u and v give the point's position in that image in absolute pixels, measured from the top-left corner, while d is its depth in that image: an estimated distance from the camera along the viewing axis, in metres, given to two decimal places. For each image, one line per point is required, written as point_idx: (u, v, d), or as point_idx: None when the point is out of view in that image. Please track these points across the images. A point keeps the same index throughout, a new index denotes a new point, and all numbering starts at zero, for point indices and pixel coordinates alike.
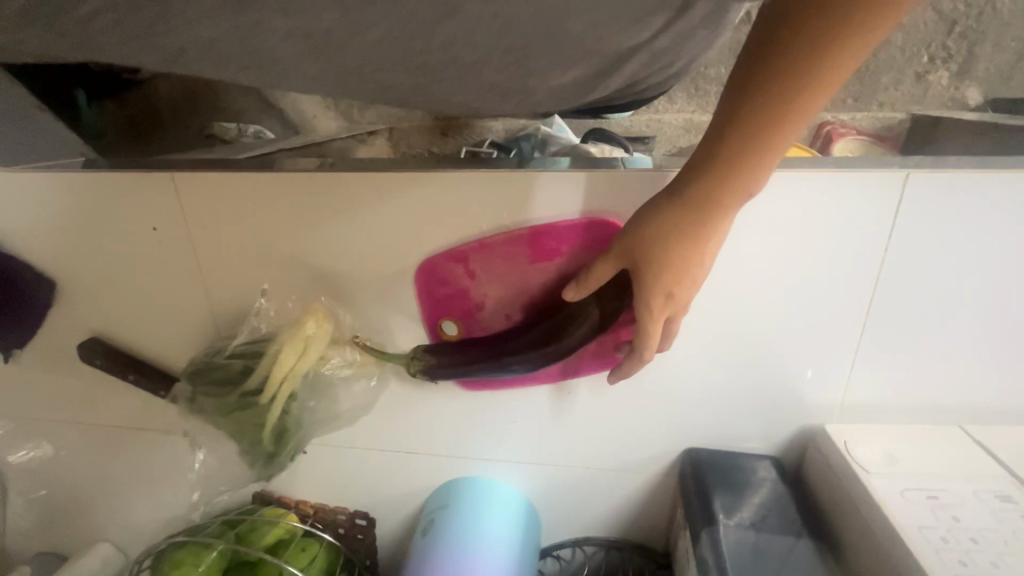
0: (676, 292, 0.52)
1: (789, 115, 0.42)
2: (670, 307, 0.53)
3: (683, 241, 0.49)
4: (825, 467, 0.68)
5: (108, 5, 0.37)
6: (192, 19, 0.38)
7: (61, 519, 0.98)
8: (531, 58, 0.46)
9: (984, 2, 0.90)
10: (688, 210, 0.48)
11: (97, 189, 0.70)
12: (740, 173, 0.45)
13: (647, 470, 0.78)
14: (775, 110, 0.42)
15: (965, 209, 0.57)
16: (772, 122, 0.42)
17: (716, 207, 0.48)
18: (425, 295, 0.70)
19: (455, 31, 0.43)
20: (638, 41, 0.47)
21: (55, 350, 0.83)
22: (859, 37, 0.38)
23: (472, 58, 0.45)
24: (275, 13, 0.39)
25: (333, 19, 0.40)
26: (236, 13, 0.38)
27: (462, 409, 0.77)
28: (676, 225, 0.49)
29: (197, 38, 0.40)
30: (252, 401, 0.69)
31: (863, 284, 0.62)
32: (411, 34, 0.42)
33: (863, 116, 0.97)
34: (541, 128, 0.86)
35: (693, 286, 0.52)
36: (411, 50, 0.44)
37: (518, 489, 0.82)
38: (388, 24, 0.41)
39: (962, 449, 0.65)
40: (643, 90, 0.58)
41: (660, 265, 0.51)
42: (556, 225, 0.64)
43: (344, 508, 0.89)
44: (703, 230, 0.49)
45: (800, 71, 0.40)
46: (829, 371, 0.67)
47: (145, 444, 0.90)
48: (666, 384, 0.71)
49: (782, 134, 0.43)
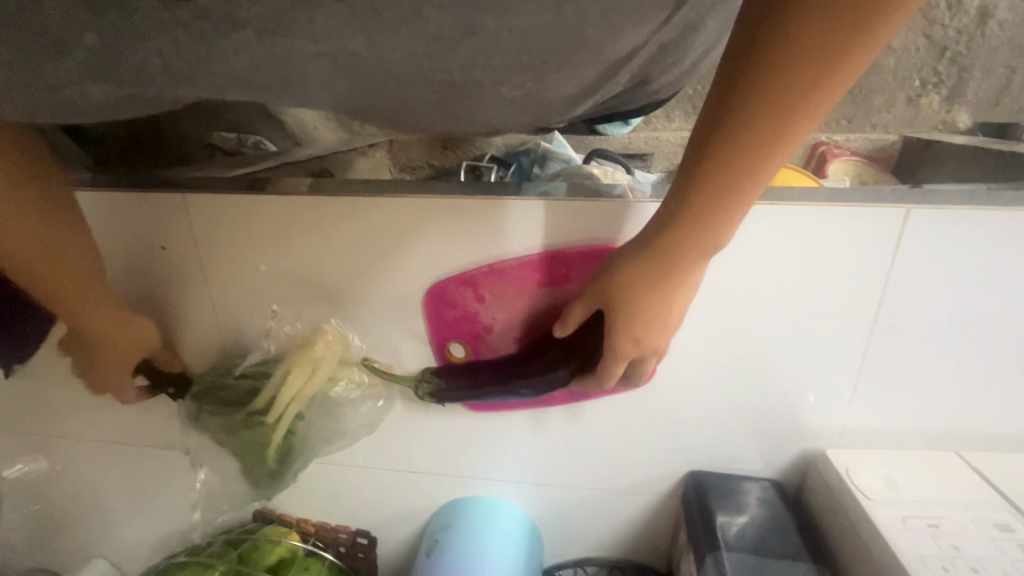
0: (643, 336, 0.54)
1: (739, 179, 0.43)
2: (638, 352, 0.55)
3: (653, 293, 0.51)
4: (827, 491, 0.69)
5: (158, 48, 0.37)
6: (232, 53, 0.37)
7: (58, 537, 0.97)
8: (547, 71, 0.46)
9: (974, 29, 0.93)
10: (653, 262, 0.50)
11: (104, 208, 0.70)
12: (703, 235, 0.47)
13: (650, 491, 0.79)
14: (726, 173, 0.43)
15: (964, 242, 0.59)
16: (730, 188, 0.43)
17: (681, 264, 0.49)
18: (435, 318, 0.70)
19: (479, 48, 0.41)
20: (644, 39, 0.49)
21: (56, 364, 0.83)
22: (807, 112, 0.39)
23: (491, 78, 0.44)
24: (308, 44, 0.37)
25: (359, 45, 0.38)
26: (271, 47, 0.37)
27: (467, 431, 0.78)
28: (645, 278, 0.51)
29: (236, 72, 0.39)
30: (258, 421, 0.69)
31: (864, 313, 0.63)
32: (433, 55, 0.40)
33: (857, 137, 1.00)
34: (541, 145, 0.93)
35: (664, 331, 0.54)
36: (434, 72, 0.42)
37: (521, 509, 0.83)
38: (407, 49, 0.40)
39: (959, 474, 0.66)
40: (654, 87, 0.61)
41: (635, 313, 0.52)
42: (566, 251, 0.65)
43: (345, 526, 0.89)
44: (665, 282, 0.50)
45: (753, 143, 0.41)
46: (830, 397, 0.68)
47: (144, 459, 0.89)
48: (669, 406, 0.72)
49: (735, 196, 0.44)
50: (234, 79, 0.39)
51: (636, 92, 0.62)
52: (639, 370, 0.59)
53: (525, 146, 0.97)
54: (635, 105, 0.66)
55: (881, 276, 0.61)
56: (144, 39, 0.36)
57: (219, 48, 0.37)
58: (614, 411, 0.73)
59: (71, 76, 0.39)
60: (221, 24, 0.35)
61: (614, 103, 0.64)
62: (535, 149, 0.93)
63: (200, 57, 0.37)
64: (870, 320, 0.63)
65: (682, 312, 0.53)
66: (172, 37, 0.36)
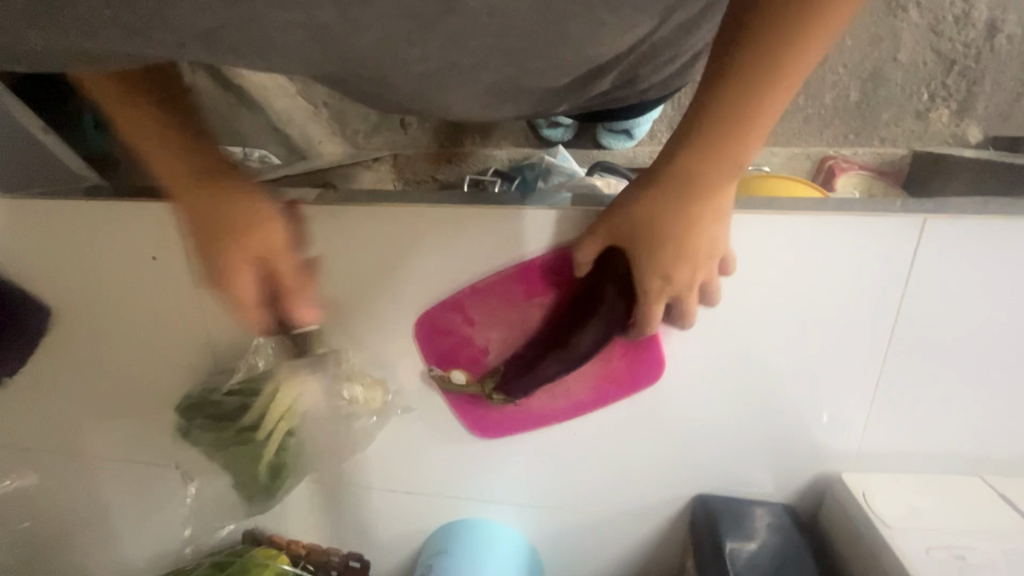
0: (675, 273, 0.52)
1: (767, 91, 0.44)
2: (671, 283, 0.53)
3: (680, 210, 0.50)
4: (846, 520, 0.65)
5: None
6: (190, 10, 0.36)
7: (43, 554, 0.94)
8: (522, 47, 0.43)
9: (982, 43, 0.93)
10: (677, 190, 0.50)
11: (90, 218, 0.69)
12: (732, 143, 0.46)
13: (656, 517, 0.75)
14: (755, 84, 0.44)
15: (985, 254, 0.56)
16: (755, 94, 0.44)
17: (707, 178, 0.48)
18: (430, 345, 0.69)
19: (456, 28, 0.40)
20: (644, 36, 0.52)
21: (48, 376, 0.81)
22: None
23: (470, 60, 0.44)
24: (272, 7, 0.36)
25: (329, 16, 0.37)
26: (234, 6, 0.36)
27: (462, 448, 0.75)
28: (669, 198, 0.50)
29: (196, 30, 0.38)
30: (248, 437, 0.68)
31: (879, 329, 0.60)
32: (411, 32, 0.40)
33: (865, 151, 0.98)
34: (545, 158, 0.93)
35: (695, 259, 0.52)
36: (411, 59, 0.42)
37: (521, 534, 0.79)
38: (382, 21, 0.38)
39: (986, 503, 0.62)
40: (644, 88, 0.64)
41: (661, 242, 0.51)
42: (546, 257, 0.62)
43: (337, 549, 0.86)
44: (692, 211, 0.49)
45: (780, 35, 0.42)
46: (845, 418, 0.65)
47: (132, 475, 0.87)
48: (673, 424, 0.69)
49: (765, 108, 0.45)
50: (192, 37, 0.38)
51: (623, 90, 0.64)
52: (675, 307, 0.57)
53: (529, 160, 0.96)
54: (621, 102, 0.68)
55: (897, 289, 0.58)
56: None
57: (176, 2, 0.36)
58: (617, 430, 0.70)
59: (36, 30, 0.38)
60: None
61: (599, 101, 0.66)
62: (539, 162, 0.93)
63: (155, 9, 0.36)
64: (886, 335, 0.60)
65: (713, 237, 0.52)
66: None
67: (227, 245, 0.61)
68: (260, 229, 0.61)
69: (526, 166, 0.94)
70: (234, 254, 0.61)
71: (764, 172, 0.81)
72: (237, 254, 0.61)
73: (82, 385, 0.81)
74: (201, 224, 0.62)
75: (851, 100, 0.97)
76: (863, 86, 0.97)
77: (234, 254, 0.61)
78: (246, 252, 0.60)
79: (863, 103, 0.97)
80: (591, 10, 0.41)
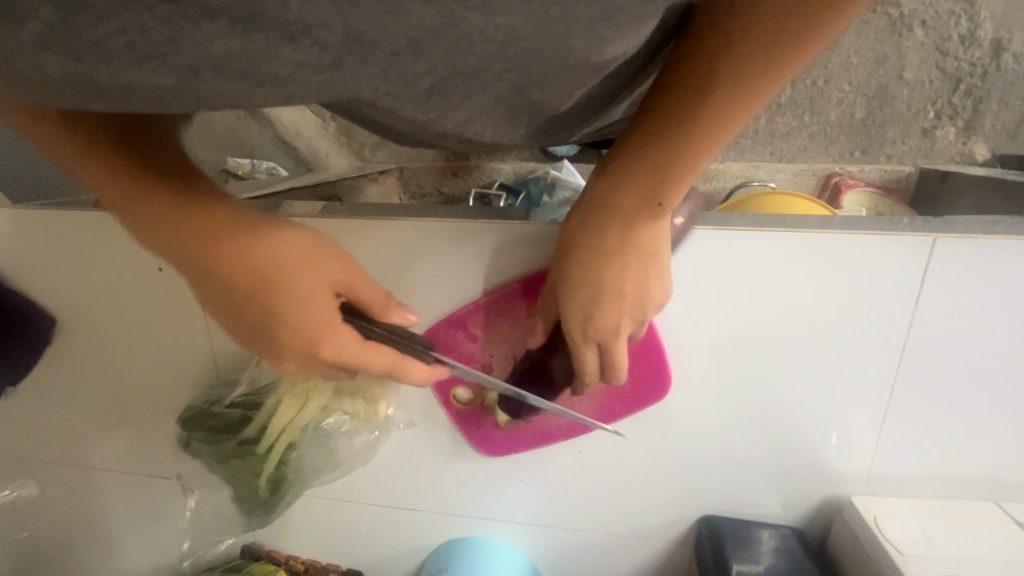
0: (597, 312, 0.49)
1: (708, 124, 0.41)
2: (592, 329, 0.50)
3: (603, 250, 0.47)
4: (856, 545, 0.64)
5: (120, 23, 0.33)
6: (201, 41, 0.34)
7: (43, 564, 0.94)
8: (533, 68, 0.43)
9: (988, 62, 0.91)
10: (599, 216, 0.47)
11: (98, 230, 0.69)
12: (662, 178, 0.44)
13: (659, 538, 0.74)
14: (700, 114, 0.41)
15: (992, 268, 0.55)
16: (697, 123, 0.41)
17: (626, 218, 0.46)
18: None
19: (460, 41, 0.37)
20: (657, 65, 0.54)
21: (51, 386, 0.81)
22: (770, 79, 0.38)
23: (476, 70, 0.41)
24: (283, 41, 0.34)
25: (337, 39, 0.35)
26: (245, 40, 0.34)
27: (465, 467, 0.74)
28: (591, 234, 0.48)
29: (208, 59, 0.35)
30: (249, 450, 0.68)
31: (890, 347, 0.59)
32: (416, 49, 0.37)
33: (871, 168, 0.99)
34: (550, 172, 0.94)
35: (620, 305, 0.49)
36: (417, 73, 0.40)
37: (522, 552, 0.78)
38: (388, 43, 0.36)
39: (996, 530, 0.61)
40: None
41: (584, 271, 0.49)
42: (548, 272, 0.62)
43: (337, 565, 0.85)
44: (615, 238, 0.47)
45: (714, 97, 0.40)
46: (854, 442, 0.64)
47: (132, 487, 0.86)
48: (671, 438, 0.67)
49: (705, 142, 0.42)
50: (206, 64, 0.35)
51: None
52: (610, 358, 0.52)
53: (534, 174, 0.97)
54: None
55: (907, 310, 0.57)
56: (105, 16, 0.32)
57: (185, 34, 0.33)
58: (620, 449, 0.69)
59: (46, 63, 0.35)
60: (193, 12, 0.32)
61: (611, 131, 0.69)
62: (545, 177, 0.94)
63: (167, 41, 0.33)
64: (897, 353, 0.59)
65: (637, 280, 0.48)
66: (135, 17, 0.32)
67: (275, 300, 0.46)
68: (296, 256, 0.47)
69: (531, 180, 0.95)
70: (320, 295, 0.47)
71: (770, 189, 0.81)
72: (320, 295, 0.47)
73: (90, 395, 0.81)
74: (256, 272, 0.46)
75: (856, 119, 0.97)
76: (868, 104, 0.96)
77: (323, 293, 0.47)
78: (319, 283, 0.47)
79: (868, 120, 0.97)
80: (600, 34, 0.38)
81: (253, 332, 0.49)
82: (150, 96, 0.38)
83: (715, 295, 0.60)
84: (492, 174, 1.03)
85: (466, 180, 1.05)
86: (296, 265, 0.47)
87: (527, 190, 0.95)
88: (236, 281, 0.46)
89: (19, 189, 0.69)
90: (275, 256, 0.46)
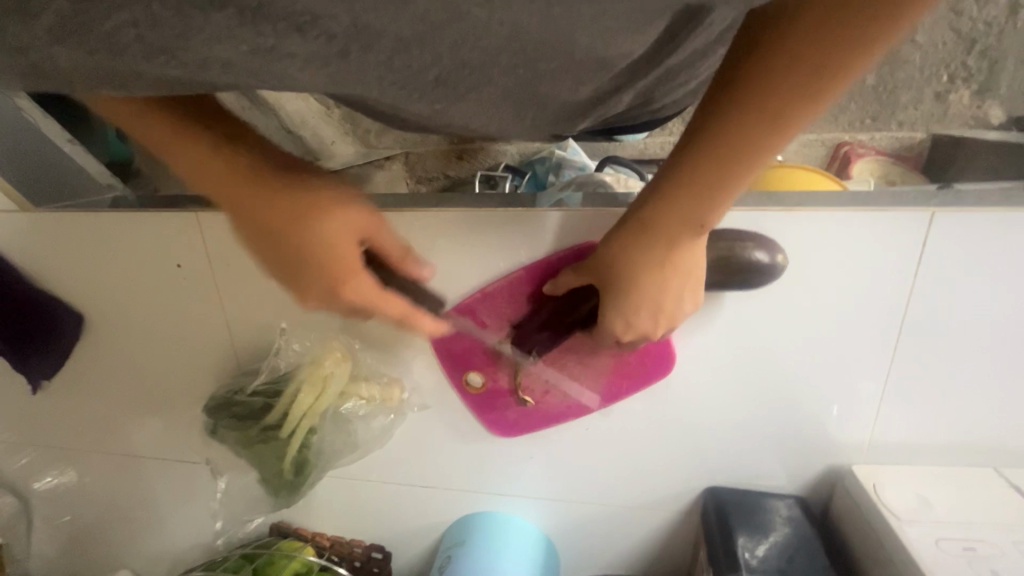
0: (636, 321, 0.52)
1: (746, 156, 0.41)
2: (631, 334, 0.53)
3: (648, 271, 0.49)
4: (855, 510, 0.66)
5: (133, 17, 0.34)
6: (212, 36, 0.35)
7: (86, 546, 1.00)
8: (536, 54, 0.43)
9: (1005, 20, 0.89)
10: (640, 239, 0.48)
11: (116, 227, 0.72)
12: (706, 203, 0.44)
13: (664, 508, 0.77)
14: (743, 147, 0.41)
15: (994, 240, 0.55)
16: (742, 152, 0.41)
17: (669, 241, 0.47)
18: (444, 351, 0.71)
19: (466, 31, 0.39)
20: (661, 58, 0.54)
21: (82, 378, 0.86)
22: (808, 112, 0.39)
23: (479, 61, 0.42)
24: (291, 31, 0.36)
25: (343, 27, 0.36)
26: (254, 30, 0.35)
27: (478, 446, 0.77)
28: (634, 254, 0.49)
29: (218, 55, 0.36)
30: (272, 435, 0.71)
31: (892, 316, 0.60)
32: (420, 38, 0.38)
33: (882, 136, 0.97)
34: (555, 153, 0.95)
35: (656, 317, 0.52)
36: (423, 64, 0.41)
37: (536, 525, 0.82)
38: (395, 32, 0.37)
39: (996, 497, 0.62)
40: (657, 106, 0.66)
41: (634, 285, 0.50)
42: (552, 258, 0.64)
43: (360, 540, 0.90)
44: (656, 256, 0.48)
45: (754, 130, 0.40)
46: (856, 412, 0.66)
47: (164, 472, 0.91)
48: (676, 412, 0.69)
49: (742, 173, 0.42)
50: (217, 60, 0.37)
51: (640, 110, 0.66)
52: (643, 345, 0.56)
53: (540, 155, 0.98)
54: (639, 120, 0.70)
55: (908, 283, 0.58)
56: (116, 9, 0.34)
57: (195, 29, 0.35)
58: (628, 423, 0.71)
59: (68, 58, 0.37)
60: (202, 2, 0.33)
61: (615, 121, 0.68)
62: (550, 158, 0.94)
63: (178, 37, 0.35)
64: (898, 323, 0.60)
65: (674, 296, 0.50)
66: (146, 9, 0.33)
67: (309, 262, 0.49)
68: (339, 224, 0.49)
69: (536, 161, 0.95)
70: (344, 247, 0.49)
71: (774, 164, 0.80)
72: (349, 248, 0.49)
73: (120, 387, 0.85)
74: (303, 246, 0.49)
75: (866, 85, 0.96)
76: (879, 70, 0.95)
77: (345, 240, 0.49)
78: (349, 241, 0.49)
79: (879, 87, 0.96)
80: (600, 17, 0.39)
81: (285, 273, 0.51)
82: (159, 84, 0.40)
83: (734, 294, 0.61)
84: (498, 155, 1.04)
85: (472, 163, 1.05)
86: (338, 231, 0.49)
87: (532, 171, 0.96)
88: (292, 256, 0.50)
89: (43, 191, 0.72)
90: (326, 227, 0.48)
